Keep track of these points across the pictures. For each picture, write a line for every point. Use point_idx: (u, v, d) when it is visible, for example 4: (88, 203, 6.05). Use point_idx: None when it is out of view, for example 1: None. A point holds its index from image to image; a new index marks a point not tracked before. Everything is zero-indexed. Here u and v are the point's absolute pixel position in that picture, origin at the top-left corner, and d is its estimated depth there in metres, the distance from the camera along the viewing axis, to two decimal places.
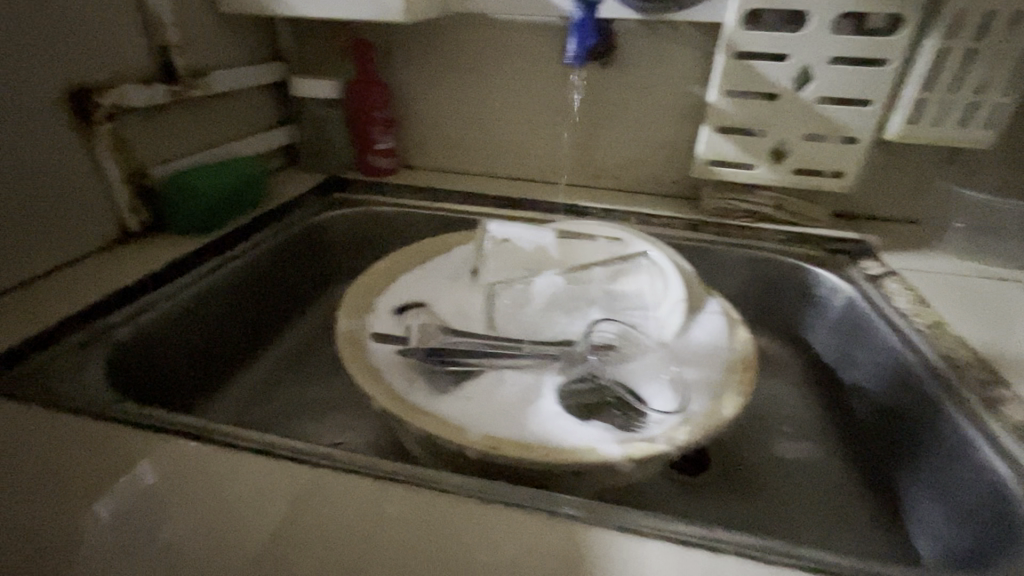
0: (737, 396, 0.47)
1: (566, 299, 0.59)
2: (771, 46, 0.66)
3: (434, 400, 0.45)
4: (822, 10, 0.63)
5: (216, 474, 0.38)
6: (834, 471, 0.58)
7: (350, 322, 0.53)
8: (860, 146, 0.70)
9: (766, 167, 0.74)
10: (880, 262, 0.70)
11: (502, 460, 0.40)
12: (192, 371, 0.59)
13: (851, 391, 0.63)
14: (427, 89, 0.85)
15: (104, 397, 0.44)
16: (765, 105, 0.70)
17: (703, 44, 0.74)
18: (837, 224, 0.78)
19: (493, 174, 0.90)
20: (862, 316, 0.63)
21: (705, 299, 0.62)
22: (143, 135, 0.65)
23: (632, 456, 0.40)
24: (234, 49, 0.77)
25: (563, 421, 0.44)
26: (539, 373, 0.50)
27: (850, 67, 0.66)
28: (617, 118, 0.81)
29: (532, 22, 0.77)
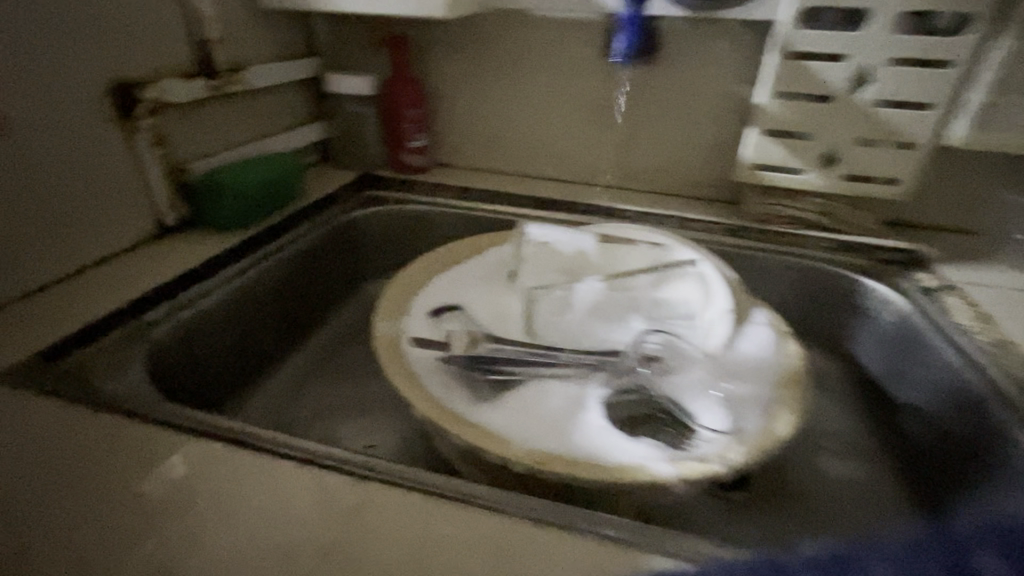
0: (792, 414, 0.45)
1: (607, 306, 0.57)
2: (826, 45, 0.63)
3: (475, 410, 0.44)
4: (883, 8, 0.60)
5: (254, 478, 0.37)
6: (887, 495, 0.55)
7: (387, 324, 0.52)
8: (917, 152, 0.67)
9: (814, 172, 0.71)
10: (936, 275, 0.66)
11: (548, 477, 0.38)
12: (226, 369, 0.58)
13: (905, 411, 0.60)
14: (462, 86, 0.84)
15: (143, 395, 0.43)
16: (817, 107, 0.67)
17: (752, 42, 0.71)
18: (888, 233, 0.75)
19: (527, 174, 0.88)
20: (916, 331, 0.60)
21: (752, 309, 0.59)
22: (182, 130, 0.65)
23: (684, 477, 0.38)
24: (272, 44, 0.77)
25: (609, 437, 0.42)
26: (582, 385, 0.48)
27: (912, 69, 0.62)
28: (658, 119, 0.78)
29: (573, 19, 0.75)
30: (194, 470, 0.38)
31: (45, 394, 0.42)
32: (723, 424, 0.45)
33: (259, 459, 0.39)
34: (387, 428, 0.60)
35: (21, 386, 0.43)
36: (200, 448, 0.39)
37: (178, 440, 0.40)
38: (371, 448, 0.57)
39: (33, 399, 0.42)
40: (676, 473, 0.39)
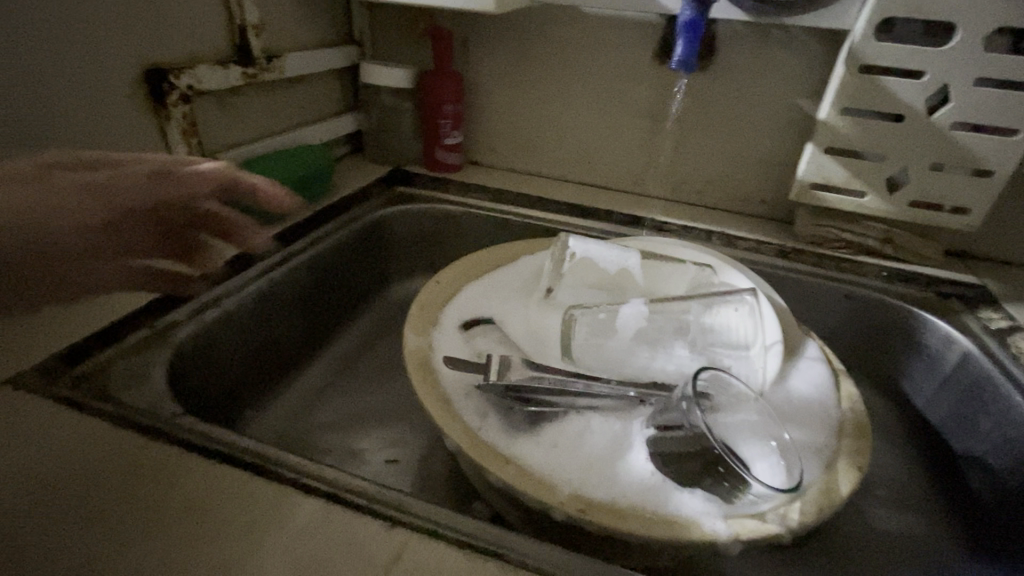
0: (854, 469, 0.41)
1: (654, 331, 0.51)
2: (904, 61, 0.58)
3: (511, 441, 0.41)
4: (972, 24, 0.55)
5: (271, 514, 0.34)
6: (938, 554, 0.52)
7: (418, 338, 0.49)
8: (996, 180, 0.61)
9: (876, 196, 0.66)
10: (1002, 312, 0.61)
11: (592, 528, 0.36)
12: (247, 373, 0.56)
13: (966, 462, 0.56)
14: (502, 84, 0.81)
15: (163, 406, 0.41)
16: (886, 126, 0.62)
17: (819, 52, 0.66)
18: (948, 264, 0.70)
19: (563, 177, 0.85)
20: (982, 376, 0.55)
21: (803, 342, 0.55)
22: (213, 118, 0.62)
23: (740, 537, 0.35)
24: (308, 30, 0.74)
25: (656, 484, 0.39)
26: (623, 419, 0.45)
27: (997, 91, 0.57)
28: (708, 129, 0.74)
29: (626, 18, 0.71)
30: (212, 496, 0.35)
31: (65, 400, 0.40)
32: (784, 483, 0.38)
33: (281, 488, 0.36)
34: (412, 443, 0.57)
35: (38, 393, 0.41)
36: (219, 469, 0.36)
37: (195, 457, 0.37)
38: (394, 464, 0.55)
39: (50, 405, 0.40)
40: (733, 532, 0.35)
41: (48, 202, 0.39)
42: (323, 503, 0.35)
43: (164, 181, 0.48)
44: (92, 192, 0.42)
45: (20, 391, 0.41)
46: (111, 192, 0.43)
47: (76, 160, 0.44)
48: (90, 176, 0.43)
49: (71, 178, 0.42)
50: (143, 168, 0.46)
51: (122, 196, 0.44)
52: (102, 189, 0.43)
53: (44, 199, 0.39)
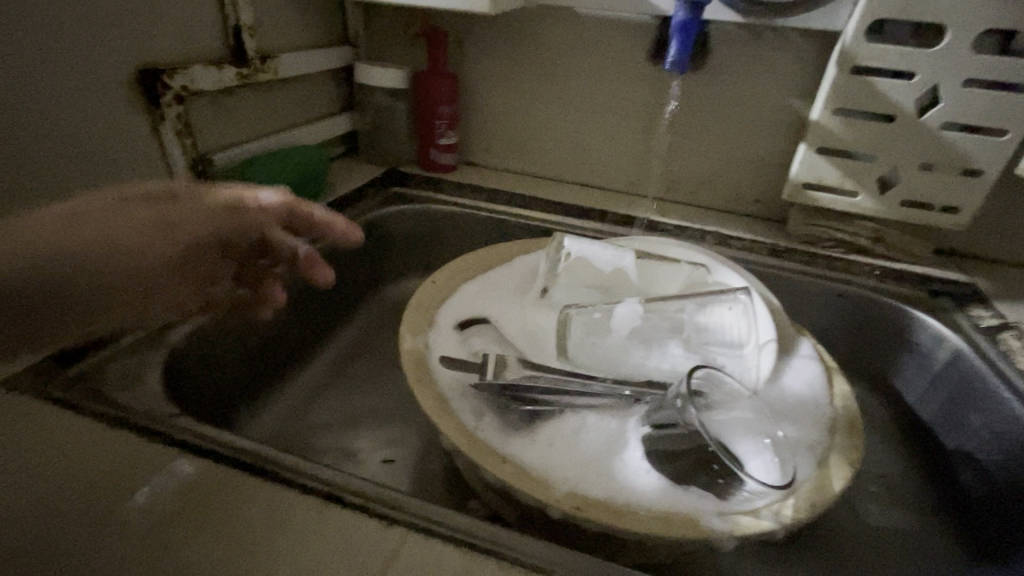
0: (847, 465, 0.42)
1: (649, 330, 0.52)
2: (894, 62, 0.59)
3: (508, 440, 0.41)
4: (962, 25, 0.55)
5: (268, 514, 0.34)
6: (928, 549, 0.53)
7: (414, 338, 0.49)
8: (985, 180, 0.62)
9: (868, 195, 0.67)
10: (992, 310, 0.62)
11: (588, 525, 0.36)
12: (241, 374, 0.56)
13: (956, 458, 0.56)
14: (497, 85, 0.81)
15: (158, 407, 0.41)
16: (878, 126, 0.62)
17: (811, 53, 0.66)
18: (939, 262, 0.70)
19: (558, 177, 0.85)
20: (973, 372, 0.55)
21: (797, 340, 0.56)
22: (208, 119, 0.62)
23: (735, 533, 0.35)
24: (303, 31, 0.74)
25: (651, 481, 0.39)
26: (619, 418, 0.45)
27: (986, 91, 0.57)
28: (701, 129, 0.75)
29: (620, 18, 0.71)
30: (208, 496, 0.35)
31: (57, 402, 0.40)
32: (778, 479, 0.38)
33: (278, 488, 0.36)
34: (408, 443, 0.57)
35: (33, 394, 0.41)
36: (215, 469, 0.36)
37: (191, 458, 0.37)
38: (391, 464, 0.55)
39: (43, 407, 0.40)
40: (727, 528, 0.36)
41: (134, 238, 0.40)
42: (320, 503, 0.35)
43: (239, 217, 0.49)
44: (171, 228, 0.43)
45: (12, 392, 0.41)
46: (191, 225, 0.44)
47: (160, 194, 0.44)
48: (173, 209, 0.43)
49: (156, 212, 0.42)
50: (219, 204, 0.47)
51: (200, 229, 0.45)
52: (183, 224, 0.43)
53: (131, 235, 0.39)
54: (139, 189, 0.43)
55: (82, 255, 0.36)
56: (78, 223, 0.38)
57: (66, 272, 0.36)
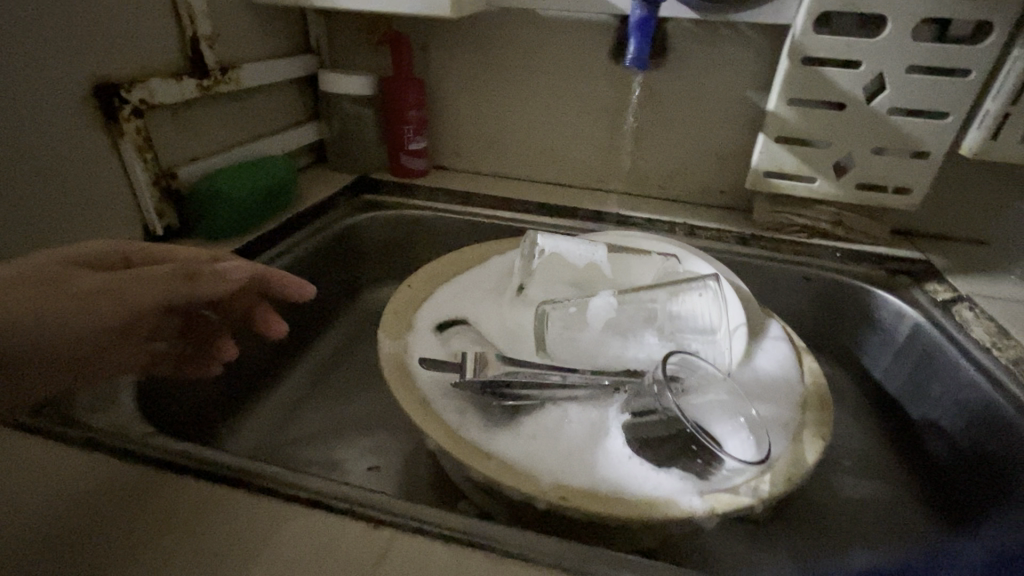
0: (819, 439, 0.44)
1: (624, 321, 0.53)
2: (842, 52, 0.61)
3: (491, 436, 0.41)
4: (901, 15, 0.58)
5: (251, 525, 0.34)
6: (900, 517, 0.55)
7: (393, 343, 0.49)
8: (932, 162, 0.65)
9: (826, 181, 0.69)
10: (947, 285, 0.65)
11: (573, 514, 0.36)
12: (217, 390, 0.55)
13: (921, 427, 0.59)
14: (464, 88, 0.81)
15: (131, 427, 0.40)
16: (830, 114, 0.65)
17: (764, 46, 0.69)
18: (896, 242, 0.73)
19: (528, 178, 0.86)
20: (934, 345, 0.58)
21: (765, 323, 0.58)
22: (170, 133, 0.61)
23: (716, 511, 0.37)
24: (263, 41, 0.73)
25: (633, 467, 0.40)
26: (600, 407, 0.46)
27: (928, 77, 0.60)
28: (665, 124, 0.76)
29: (581, 19, 0.72)
30: (187, 511, 0.34)
31: (27, 430, 0.39)
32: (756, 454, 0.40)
33: (259, 497, 0.35)
34: (391, 449, 0.57)
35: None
36: (193, 484, 0.36)
37: (169, 475, 0.36)
38: (375, 471, 0.55)
39: (13, 436, 0.39)
40: (708, 506, 0.37)
41: (61, 307, 0.34)
42: (304, 509, 0.35)
43: (190, 286, 0.40)
44: (112, 297, 0.36)
45: None
46: (131, 298, 0.36)
47: (111, 258, 0.42)
48: (111, 276, 0.36)
49: (92, 279, 0.36)
50: (165, 270, 0.39)
51: (139, 300, 0.37)
52: (118, 293, 0.36)
53: (50, 307, 0.33)
54: (88, 253, 0.41)
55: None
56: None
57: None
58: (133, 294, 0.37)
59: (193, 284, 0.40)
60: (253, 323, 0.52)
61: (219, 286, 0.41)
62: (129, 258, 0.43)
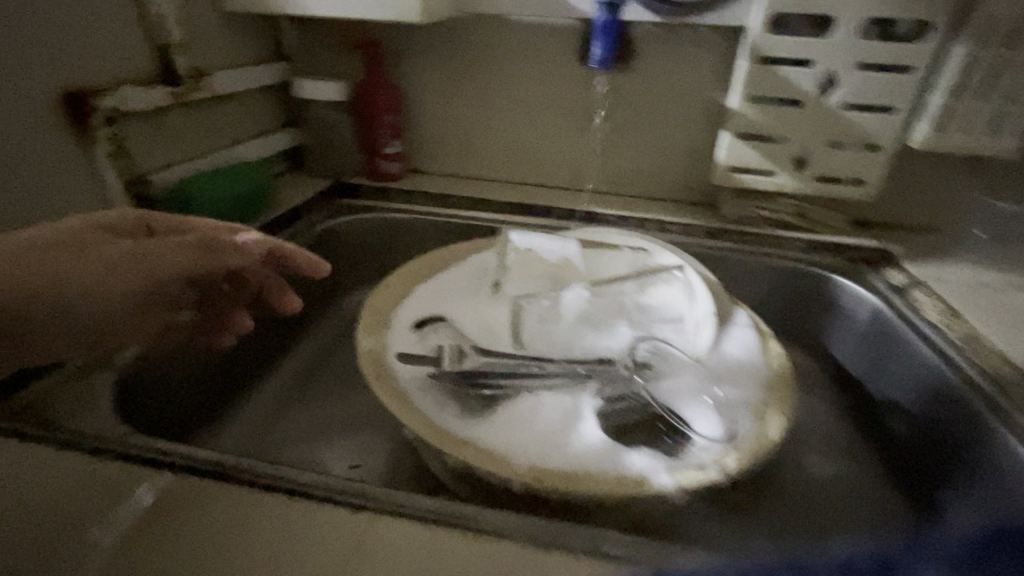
0: (782, 417, 0.45)
1: (595, 312, 0.56)
2: (796, 51, 0.65)
3: (469, 425, 0.43)
4: (848, 16, 0.62)
5: (232, 517, 0.34)
6: (870, 492, 0.56)
7: (372, 340, 0.50)
8: (884, 154, 0.69)
9: (787, 174, 0.72)
10: (903, 271, 0.68)
11: (549, 494, 0.38)
12: (193, 393, 0.55)
13: (883, 406, 0.62)
14: (437, 93, 0.83)
15: (109, 429, 0.40)
16: (788, 111, 0.68)
17: (724, 47, 0.72)
18: (856, 232, 0.77)
19: (504, 179, 0.88)
20: (891, 327, 0.61)
21: (734, 310, 0.59)
22: (142, 140, 0.62)
23: (684, 486, 0.38)
24: (234, 47, 0.74)
25: (606, 448, 0.42)
26: (574, 394, 0.47)
27: (877, 74, 0.64)
28: (634, 124, 0.79)
29: (549, 23, 0.74)
30: (166, 506, 0.35)
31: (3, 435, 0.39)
32: (718, 430, 0.44)
33: (239, 490, 0.36)
34: (373, 448, 0.58)
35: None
36: (172, 480, 0.36)
37: (149, 473, 0.37)
38: (357, 469, 0.55)
39: None
40: (674, 483, 0.38)
41: (92, 272, 0.38)
42: (285, 499, 0.35)
43: (211, 257, 0.44)
44: (138, 260, 0.40)
45: None
46: (153, 263, 0.41)
47: (133, 226, 0.45)
48: (136, 244, 0.41)
49: (120, 246, 0.40)
50: (189, 244, 0.43)
51: (162, 268, 0.41)
52: (143, 259, 0.40)
53: (83, 270, 0.38)
54: (113, 220, 0.44)
55: (28, 288, 0.35)
56: (34, 252, 0.37)
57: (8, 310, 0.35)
58: (156, 261, 0.41)
59: (215, 255, 0.45)
60: (268, 297, 0.55)
61: (240, 256, 0.46)
62: (150, 225, 0.46)
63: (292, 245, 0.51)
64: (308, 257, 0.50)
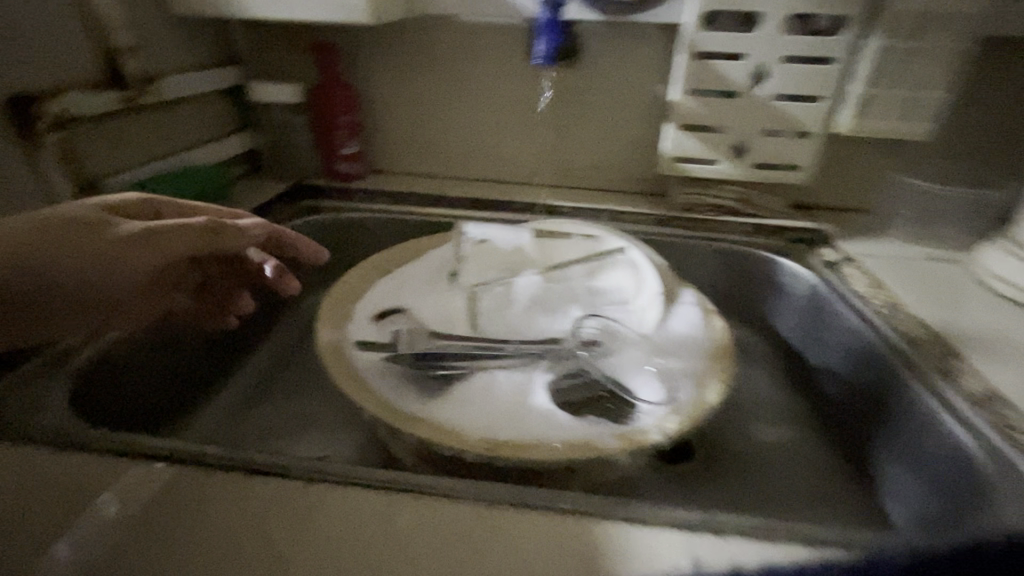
0: (722, 382, 0.48)
1: (545, 297, 0.59)
2: (728, 46, 0.69)
3: (426, 406, 0.45)
4: (773, 12, 0.66)
5: (193, 498, 0.35)
6: (812, 454, 0.60)
7: (331, 332, 0.51)
8: (815, 140, 0.73)
9: (728, 162, 0.77)
10: (837, 249, 0.73)
11: (501, 464, 0.40)
12: (148, 394, 0.56)
13: (821, 374, 0.66)
14: (392, 94, 0.84)
15: (65, 425, 0.41)
16: (724, 102, 0.72)
17: (664, 43, 0.76)
18: (796, 215, 0.81)
19: (462, 176, 0.90)
20: (825, 300, 0.66)
21: (680, 290, 0.61)
22: (93, 145, 0.62)
23: (627, 448, 0.41)
24: (185, 52, 0.74)
25: (557, 419, 0.44)
26: (527, 372, 0.50)
27: (803, 65, 0.68)
28: (584, 118, 0.82)
29: (497, 23, 0.77)
30: (126, 493, 0.36)
31: None
32: (660, 396, 0.49)
33: (199, 474, 0.37)
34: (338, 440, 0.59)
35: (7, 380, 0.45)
36: (133, 468, 0.37)
37: (109, 463, 0.37)
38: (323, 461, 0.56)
39: None
40: (618, 444, 0.41)
41: (106, 251, 0.41)
42: (245, 479, 0.37)
43: (216, 238, 0.47)
44: (150, 239, 0.43)
45: None
46: (165, 243, 0.44)
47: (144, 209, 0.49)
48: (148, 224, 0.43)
49: (133, 226, 0.43)
50: (197, 225, 0.46)
51: (173, 247, 0.44)
52: (155, 239, 0.43)
53: (97, 249, 0.41)
54: (122, 202, 0.48)
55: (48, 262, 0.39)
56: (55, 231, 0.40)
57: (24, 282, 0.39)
58: (169, 240, 0.44)
59: (217, 237, 0.47)
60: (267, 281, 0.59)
61: (239, 239, 0.49)
62: (159, 211, 0.50)
63: (289, 231, 0.56)
64: (307, 246, 0.57)
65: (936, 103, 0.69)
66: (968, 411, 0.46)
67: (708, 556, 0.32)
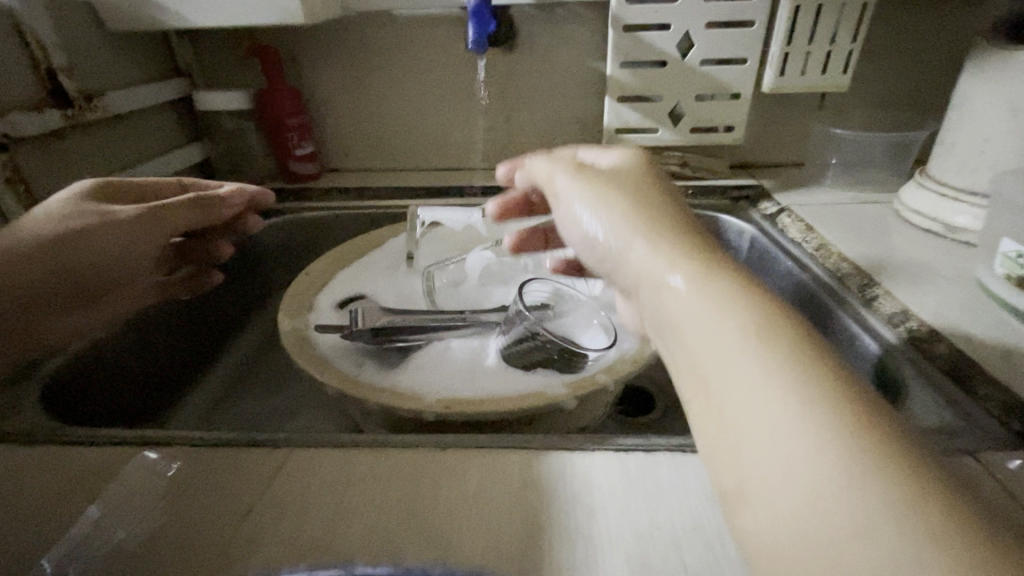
0: None
1: (497, 269, 0.63)
2: (653, 18, 0.72)
3: (386, 376, 0.48)
4: None
5: (166, 476, 0.38)
6: None
7: (293, 320, 0.53)
8: (745, 101, 0.78)
9: (667, 129, 0.80)
10: (774, 201, 0.77)
11: (457, 418, 0.43)
12: (116, 399, 0.58)
13: None
14: (340, 92, 0.86)
15: (41, 426, 0.43)
16: (656, 72, 0.76)
17: (595, 21, 0.79)
18: (736, 173, 0.86)
19: (416, 167, 0.92)
20: (764, 248, 0.70)
21: None
22: (41, 165, 0.62)
23: (575, 392, 0.44)
24: (126, 67, 0.75)
25: (510, 374, 0.48)
26: (481, 339, 0.53)
27: (725, 30, 0.72)
28: (528, 99, 0.85)
29: (431, 13, 0.79)
30: (102, 480, 0.38)
31: None
32: (606, 344, 0.51)
33: (172, 453, 0.39)
34: None
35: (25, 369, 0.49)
36: (109, 456, 0.39)
37: (84, 456, 0.39)
38: None
39: None
40: (565, 390, 0.44)
41: (122, 234, 0.48)
42: (216, 452, 0.39)
43: (207, 212, 0.54)
44: (152, 219, 0.50)
45: None
46: (163, 223, 0.50)
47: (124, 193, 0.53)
48: (144, 206, 0.49)
49: (135, 207, 0.49)
50: (189, 202, 0.53)
51: (170, 223, 0.51)
52: (156, 219, 0.50)
53: (114, 233, 0.48)
54: (102, 189, 0.52)
55: (82, 250, 0.47)
56: (75, 225, 0.46)
57: (68, 272, 0.47)
58: (168, 219, 0.51)
59: (211, 208, 0.54)
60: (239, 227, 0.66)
61: (227, 207, 0.56)
62: (133, 190, 0.54)
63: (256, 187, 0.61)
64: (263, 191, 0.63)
65: (851, 54, 0.74)
66: (883, 328, 0.51)
67: (638, 472, 0.36)
